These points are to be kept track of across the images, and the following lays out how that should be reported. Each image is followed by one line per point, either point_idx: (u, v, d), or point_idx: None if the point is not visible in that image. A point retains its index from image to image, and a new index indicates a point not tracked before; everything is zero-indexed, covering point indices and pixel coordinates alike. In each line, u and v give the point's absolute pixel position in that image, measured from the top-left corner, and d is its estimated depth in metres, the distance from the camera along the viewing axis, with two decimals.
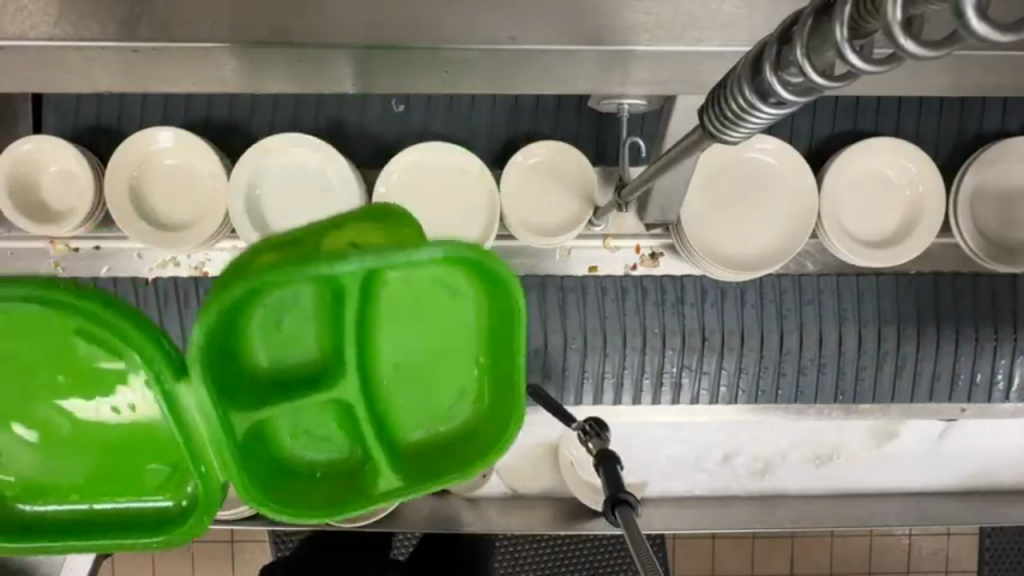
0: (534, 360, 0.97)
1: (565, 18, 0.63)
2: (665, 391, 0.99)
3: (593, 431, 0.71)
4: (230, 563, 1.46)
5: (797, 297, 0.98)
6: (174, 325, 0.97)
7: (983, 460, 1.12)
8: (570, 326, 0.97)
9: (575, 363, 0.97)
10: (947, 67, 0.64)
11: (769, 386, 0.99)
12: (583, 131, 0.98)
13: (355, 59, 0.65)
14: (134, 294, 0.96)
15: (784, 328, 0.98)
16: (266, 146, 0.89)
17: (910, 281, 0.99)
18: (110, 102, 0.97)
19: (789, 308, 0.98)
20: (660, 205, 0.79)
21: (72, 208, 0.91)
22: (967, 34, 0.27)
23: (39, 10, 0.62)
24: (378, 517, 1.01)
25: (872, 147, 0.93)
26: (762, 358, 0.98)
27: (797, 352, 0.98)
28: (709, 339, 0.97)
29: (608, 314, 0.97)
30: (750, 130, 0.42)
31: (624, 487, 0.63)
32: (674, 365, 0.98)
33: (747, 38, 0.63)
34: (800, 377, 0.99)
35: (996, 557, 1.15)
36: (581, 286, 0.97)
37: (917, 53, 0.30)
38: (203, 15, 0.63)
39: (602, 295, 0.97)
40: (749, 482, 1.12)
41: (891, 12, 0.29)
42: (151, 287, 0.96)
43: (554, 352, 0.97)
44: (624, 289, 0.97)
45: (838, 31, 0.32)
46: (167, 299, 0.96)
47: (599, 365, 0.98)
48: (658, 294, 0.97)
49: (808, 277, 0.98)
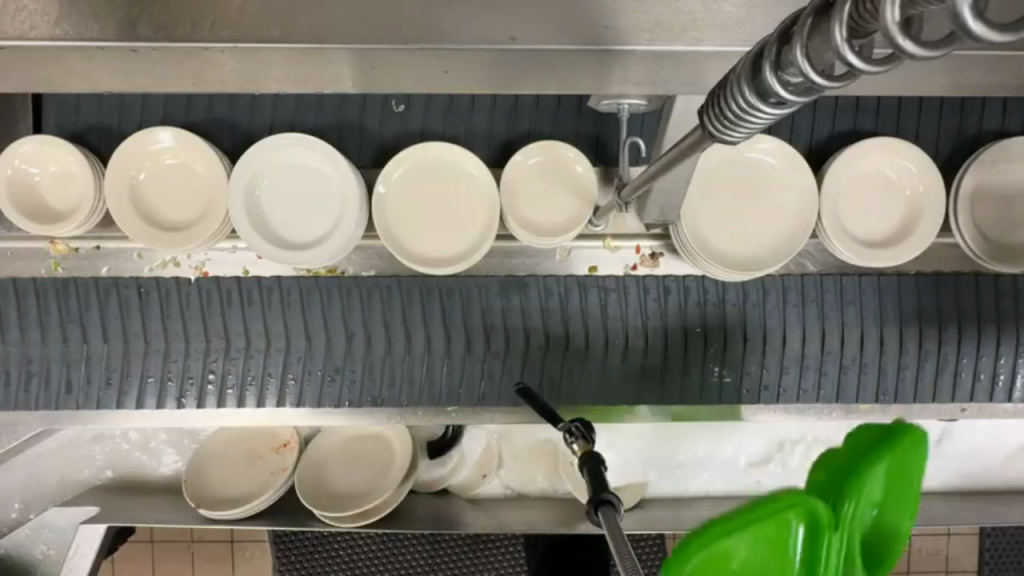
0: (576, 359, 0.97)
1: (566, 19, 0.63)
2: (706, 392, 0.99)
3: (579, 433, 0.66)
4: (230, 563, 1.46)
5: (839, 297, 0.98)
6: (217, 324, 0.96)
7: (983, 459, 1.12)
8: (611, 325, 0.97)
9: (616, 362, 0.97)
10: (947, 68, 0.64)
11: (811, 385, 0.99)
12: (583, 130, 0.98)
13: (356, 59, 0.65)
14: (178, 295, 0.95)
15: (825, 327, 0.98)
16: (263, 149, 0.89)
17: (952, 281, 0.98)
18: (110, 102, 0.97)
19: (831, 307, 0.98)
20: (660, 205, 0.79)
21: (75, 208, 0.92)
22: (965, 34, 0.27)
23: (39, 10, 0.61)
24: (378, 517, 1.02)
25: (871, 147, 0.93)
26: (803, 357, 0.98)
27: (838, 353, 0.98)
28: (752, 338, 0.97)
29: (649, 314, 0.97)
30: (750, 131, 0.42)
31: (607, 487, 0.56)
32: (716, 364, 0.98)
33: (747, 38, 0.63)
34: (842, 376, 0.99)
35: (996, 557, 1.15)
36: (623, 284, 0.97)
37: (917, 53, 0.30)
38: (203, 14, 0.62)
39: (644, 294, 0.97)
40: (752, 481, 1.12)
41: (890, 15, 0.29)
42: (194, 288, 0.95)
43: (595, 353, 0.97)
44: (666, 289, 0.97)
45: (838, 32, 0.32)
46: (211, 301, 0.96)
47: (640, 363, 0.97)
48: (700, 294, 0.97)
49: (814, 278, 0.98)
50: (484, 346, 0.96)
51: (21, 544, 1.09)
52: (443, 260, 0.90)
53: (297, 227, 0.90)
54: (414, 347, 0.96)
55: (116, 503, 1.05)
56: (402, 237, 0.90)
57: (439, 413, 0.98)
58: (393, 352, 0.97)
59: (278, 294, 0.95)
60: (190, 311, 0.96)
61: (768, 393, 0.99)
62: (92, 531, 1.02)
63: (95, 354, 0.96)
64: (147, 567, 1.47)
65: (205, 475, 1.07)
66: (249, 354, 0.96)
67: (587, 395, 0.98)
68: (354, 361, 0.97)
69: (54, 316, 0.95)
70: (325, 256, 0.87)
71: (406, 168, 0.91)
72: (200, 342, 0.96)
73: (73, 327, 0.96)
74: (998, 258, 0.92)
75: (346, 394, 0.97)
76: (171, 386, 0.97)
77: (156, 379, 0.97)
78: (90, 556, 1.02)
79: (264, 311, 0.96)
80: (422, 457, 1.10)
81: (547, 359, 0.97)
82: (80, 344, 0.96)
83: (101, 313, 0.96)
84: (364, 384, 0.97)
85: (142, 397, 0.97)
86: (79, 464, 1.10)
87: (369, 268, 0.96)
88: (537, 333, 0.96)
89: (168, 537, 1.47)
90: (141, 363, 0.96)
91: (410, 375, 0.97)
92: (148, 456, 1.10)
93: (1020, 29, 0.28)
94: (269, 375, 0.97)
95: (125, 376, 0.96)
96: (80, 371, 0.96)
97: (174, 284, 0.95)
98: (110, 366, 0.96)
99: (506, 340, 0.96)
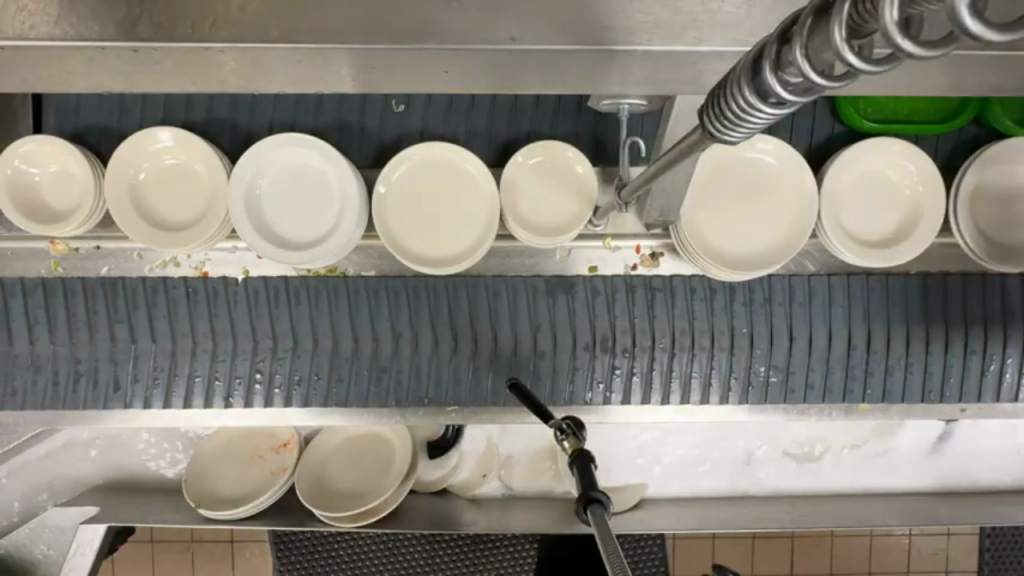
0: (622, 359, 0.97)
1: (568, 19, 0.63)
2: (753, 392, 0.99)
3: (571, 430, 0.70)
4: (230, 563, 1.46)
5: (884, 297, 0.98)
6: (264, 324, 0.96)
7: (984, 458, 1.13)
8: (658, 326, 0.97)
9: (662, 363, 0.97)
10: (946, 69, 0.64)
11: (858, 386, 0.99)
12: (583, 130, 0.98)
13: (357, 59, 0.65)
14: (225, 295, 0.95)
15: (872, 328, 0.98)
16: (261, 150, 0.89)
17: (981, 279, 0.98)
18: (111, 102, 0.97)
19: (876, 307, 0.98)
20: (660, 205, 0.79)
21: (76, 208, 0.92)
22: (963, 34, 0.27)
23: (39, 10, 0.61)
24: (377, 517, 1.03)
25: (870, 148, 0.93)
26: (849, 358, 0.98)
27: (884, 354, 0.98)
28: (798, 338, 0.97)
29: (696, 315, 0.97)
30: (750, 130, 0.42)
31: (597, 486, 0.61)
32: (763, 365, 0.98)
33: (747, 38, 0.62)
34: (888, 378, 0.99)
35: (996, 556, 1.15)
36: (670, 286, 0.97)
37: (915, 52, 0.30)
38: (204, 14, 0.62)
39: (690, 295, 0.97)
40: (755, 481, 1.12)
41: (889, 14, 0.29)
42: (242, 288, 0.95)
43: (641, 353, 0.97)
44: (712, 289, 0.97)
45: (837, 32, 0.32)
46: (258, 301, 0.95)
47: (687, 364, 0.98)
48: (746, 294, 0.97)
49: (841, 278, 0.97)
50: (531, 346, 0.96)
51: (20, 544, 1.09)
52: (443, 260, 0.90)
53: (296, 227, 0.90)
54: (462, 347, 0.96)
55: (116, 503, 1.05)
56: (401, 238, 0.90)
57: (439, 414, 0.98)
58: (438, 352, 0.96)
59: (326, 294, 0.96)
60: (237, 311, 0.96)
61: (815, 393, 0.99)
62: (92, 531, 1.02)
63: (143, 353, 0.96)
64: (147, 567, 1.47)
65: (206, 475, 1.07)
66: (297, 354, 0.96)
67: (633, 395, 0.98)
68: (400, 361, 0.96)
69: (103, 316, 0.95)
70: (325, 256, 0.88)
71: (406, 168, 0.90)
72: (247, 341, 0.96)
73: (120, 327, 0.95)
74: (998, 258, 0.92)
75: (393, 395, 0.97)
76: (219, 386, 0.97)
77: (203, 379, 0.96)
78: (90, 556, 1.02)
79: (312, 311, 0.96)
80: (421, 458, 1.10)
81: (593, 359, 0.97)
82: (129, 344, 0.96)
83: (149, 313, 0.95)
84: (410, 384, 0.97)
85: (190, 397, 0.97)
86: (81, 465, 1.10)
87: (369, 268, 0.96)
88: (584, 333, 0.96)
89: (168, 538, 1.47)
90: (188, 362, 0.96)
91: (455, 375, 0.97)
92: (147, 455, 1.10)
93: (1019, 30, 0.28)
94: (315, 377, 0.97)
95: (172, 376, 0.96)
96: (128, 370, 0.96)
97: (221, 283, 0.95)
98: (158, 366, 0.96)
99: (553, 339, 0.96)
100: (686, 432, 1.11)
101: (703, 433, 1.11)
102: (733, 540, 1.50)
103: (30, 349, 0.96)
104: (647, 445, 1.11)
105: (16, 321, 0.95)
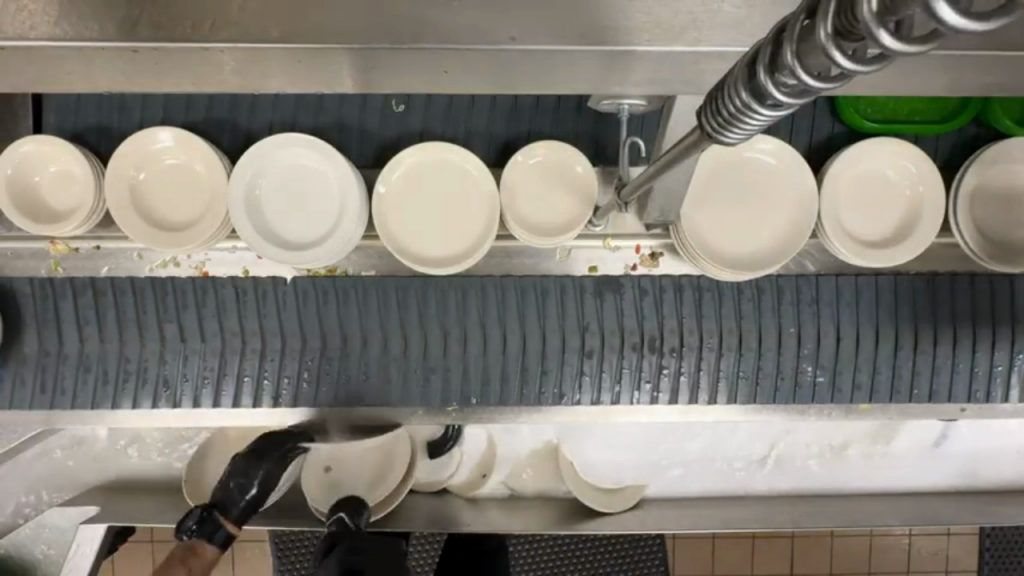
0: (670, 359, 0.97)
1: (567, 20, 0.63)
2: (801, 393, 0.99)
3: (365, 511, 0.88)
4: (231, 562, 1.47)
5: (930, 297, 0.98)
6: (314, 324, 0.96)
7: (984, 458, 1.13)
8: (706, 326, 0.97)
9: (710, 363, 0.97)
10: (946, 67, 0.64)
11: (905, 386, 0.99)
12: (582, 130, 0.98)
13: (356, 60, 0.65)
14: (274, 295, 0.95)
15: (918, 329, 0.98)
16: (261, 151, 0.89)
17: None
18: (111, 102, 0.97)
19: (922, 307, 0.98)
20: (660, 205, 0.79)
21: (76, 208, 0.92)
22: (937, 23, 0.28)
23: (39, 9, 0.62)
24: (381, 512, 1.04)
25: (870, 149, 0.93)
26: (896, 357, 0.99)
27: (931, 353, 0.99)
28: (846, 337, 0.98)
29: (744, 314, 0.97)
30: (748, 132, 0.42)
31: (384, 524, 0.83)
32: (811, 365, 0.98)
33: (747, 38, 0.63)
34: (935, 377, 0.99)
35: (996, 556, 1.15)
36: (718, 287, 0.97)
37: (893, 45, 0.30)
38: (203, 15, 0.62)
39: (738, 295, 0.97)
40: (756, 480, 1.12)
41: (867, 7, 0.29)
42: (291, 287, 0.95)
43: (689, 352, 0.97)
44: (760, 290, 0.97)
45: (823, 28, 0.32)
46: (308, 301, 0.96)
47: (734, 365, 0.98)
48: (793, 293, 0.97)
49: (889, 278, 0.98)
50: (578, 346, 0.96)
51: (20, 544, 1.10)
52: (443, 260, 0.90)
53: (296, 227, 0.90)
54: (510, 346, 0.96)
55: (116, 503, 1.05)
56: (401, 238, 0.90)
57: (439, 414, 0.99)
58: (488, 352, 0.96)
59: (375, 294, 0.96)
60: (287, 311, 0.96)
61: (862, 393, 0.99)
62: (92, 531, 1.01)
63: (193, 353, 0.96)
64: (148, 566, 1.47)
65: (206, 474, 1.07)
66: (347, 353, 0.96)
67: (680, 395, 0.98)
68: (449, 360, 0.96)
69: (152, 316, 0.95)
70: (325, 256, 0.88)
71: (406, 168, 0.90)
72: (297, 340, 0.96)
73: (169, 326, 0.96)
74: (998, 258, 0.92)
75: (441, 395, 0.97)
76: (267, 386, 0.97)
77: (252, 378, 0.97)
78: (90, 556, 1.01)
79: (361, 312, 0.96)
80: (421, 458, 1.10)
81: (641, 359, 0.97)
82: (178, 343, 0.96)
83: (199, 312, 0.95)
84: (459, 384, 0.96)
85: (239, 396, 0.97)
86: (81, 464, 1.10)
87: (369, 268, 0.96)
88: (631, 333, 0.96)
89: (169, 537, 1.47)
90: (237, 362, 0.96)
91: (504, 373, 0.96)
92: (146, 455, 1.10)
93: (1001, 18, 0.27)
94: (364, 376, 0.97)
95: (221, 375, 0.96)
96: (177, 369, 0.96)
97: (270, 284, 0.95)
98: (207, 365, 0.96)
99: (601, 339, 0.96)
100: (691, 432, 1.11)
101: (703, 434, 1.11)
102: (733, 540, 1.50)
103: (81, 348, 0.96)
104: (650, 445, 1.11)
105: (67, 321, 0.96)
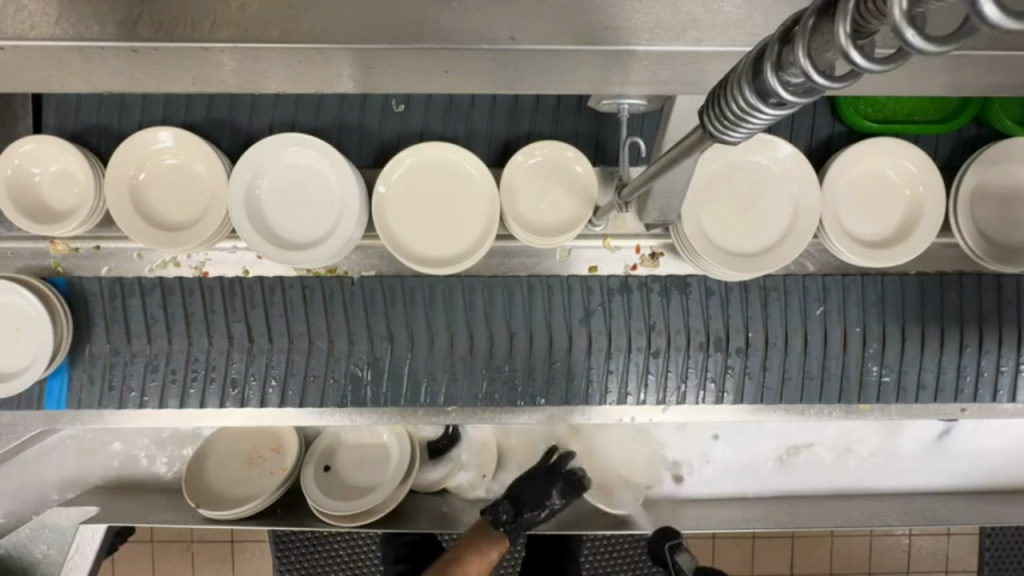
0: (735, 358, 0.97)
1: (568, 20, 0.63)
2: (866, 392, 0.98)
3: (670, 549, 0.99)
4: (230, 563, 1.46)
5: (998, 297, 0.98)
6: (380, 325, 0.95)
7: (986, 458, 1.13)
8: (772, 327, 0.96)
9: (775, 363, 0.97)
10: (948, 68, 0.64)
11: (969, 386, 0.99)
12: (582, 130, 0.98)
13: (358, 59, 0.65)
14: (341, 294, 0.95)
15: (983, 329, 0.98)
16: (262, 151, 0.89)
17: None
18: (110, 102, 0.97)
19: (989, 308, 0.98)
20: (660, 205, 0.79)
21: (76, 208, 0.92)
22: (978, 17, 0.27)
23: (39, 10, 0.61)
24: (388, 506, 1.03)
25: (872, 148, 0.93)
26: (963, 357, 0.98)
27: (996, 354, 0.99)
28: (911, 338, 0.98)
29: (811, 315, 0.97)
30: (750, 130, 0.42)
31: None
32: (875, 364, 0.98)
33: (747, 38, 0.62)
34: (998, 379, 0.99)
35: (996, 557, 1.15)
36: (783, 287, 0.97)
37: (925, 46, 0.29)
38: (204, 14, 0.62)
39: (804, 296, 0.97)
40: (761, 481, 1.12)
41: (898, 5, 0.29)
42: (358, 287, 0.95)
43: (754, 352, 0.97)
44: (826, 291, 0.97)
45: (843, 28, 0.32)
46: (374, 301, 0.95)
47: (799, 365, 0.97)
48: (858, 293, 0.97)
49: (953, 277, 0.98)
50: (645, 345, 0.96)
51: (20, 544, 1.07)
52: (444, 260, 0.90)
53: (297, 227, 0.90)
54: (578, 345, 0.95)
55: (117, 504, 1.05)
56: (402, 238, 0.90)
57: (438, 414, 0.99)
58: (556, 352, 0.96)
59: (443, 293, 0.95)
60: (353, 310, 0.95)
61: (927, 393, 0.99)
62: (92, 531, 1.01)
63: (260, 352, 0.95)
64: (147, 566, 1.47)
65: (207, 476, 1.07)
66: (414, 351, 0.95)
67: (745, 395, 0.98)
68: (515, 360, 0.96)
69: (220, 315, 0.95)
70: (323, 257, 0.88)
71: (406, 168, 0.90)
72: (365, 340, 0.95)
73: (237, 326, 0.95)
74: (1000, 259, 0.92)
75: (503, 394, 0.96)
76: (333, 386, 0.96)
77: (318, 376, 0.96)
78: (90, 556, 1.02)
79: (427, 310, 0.95)
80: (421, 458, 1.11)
81: (706, 358, 0.96)
82: (245, 342, 0.95)
83: (265, 313, 0.95)
84: (524, 385, 0.96)
85: (305, 396, 0.96)
86: (80, 464, 1.10)
87: (370, 268, 0.96)
88: (699, 332, 0.96)
89: (168, 538, 1.47)
90: (303, 362, 0.96)
91: (572, 372, 0.96)
92: (146, 455, 1.10)
93: None
94: (428, 377, 0.96)
95: (288, 374, 0.96)
96: (244, 368, 0.96)
97: (336, 285, 0.95)
98: (273, 362, 0.96)
99: (667, 339, 0.96)
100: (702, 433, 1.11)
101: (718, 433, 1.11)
102: (733, 540, 1.50)
103: (149, 348, 0.95)
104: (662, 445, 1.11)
105: (136, 324, 0.95)
